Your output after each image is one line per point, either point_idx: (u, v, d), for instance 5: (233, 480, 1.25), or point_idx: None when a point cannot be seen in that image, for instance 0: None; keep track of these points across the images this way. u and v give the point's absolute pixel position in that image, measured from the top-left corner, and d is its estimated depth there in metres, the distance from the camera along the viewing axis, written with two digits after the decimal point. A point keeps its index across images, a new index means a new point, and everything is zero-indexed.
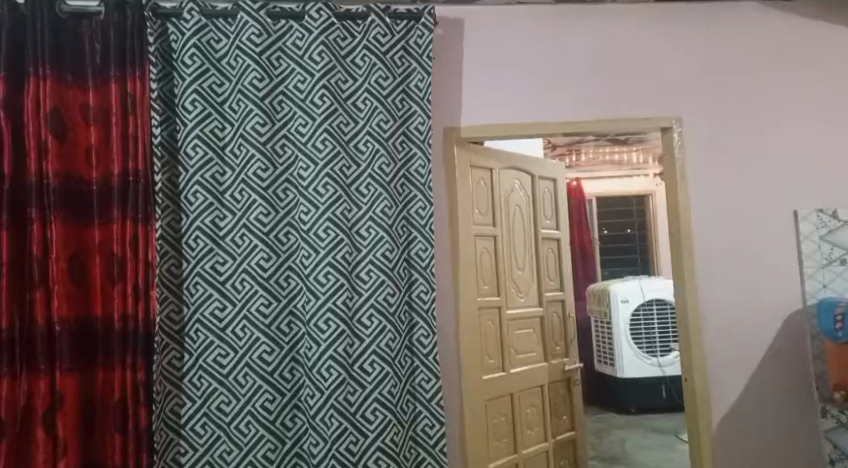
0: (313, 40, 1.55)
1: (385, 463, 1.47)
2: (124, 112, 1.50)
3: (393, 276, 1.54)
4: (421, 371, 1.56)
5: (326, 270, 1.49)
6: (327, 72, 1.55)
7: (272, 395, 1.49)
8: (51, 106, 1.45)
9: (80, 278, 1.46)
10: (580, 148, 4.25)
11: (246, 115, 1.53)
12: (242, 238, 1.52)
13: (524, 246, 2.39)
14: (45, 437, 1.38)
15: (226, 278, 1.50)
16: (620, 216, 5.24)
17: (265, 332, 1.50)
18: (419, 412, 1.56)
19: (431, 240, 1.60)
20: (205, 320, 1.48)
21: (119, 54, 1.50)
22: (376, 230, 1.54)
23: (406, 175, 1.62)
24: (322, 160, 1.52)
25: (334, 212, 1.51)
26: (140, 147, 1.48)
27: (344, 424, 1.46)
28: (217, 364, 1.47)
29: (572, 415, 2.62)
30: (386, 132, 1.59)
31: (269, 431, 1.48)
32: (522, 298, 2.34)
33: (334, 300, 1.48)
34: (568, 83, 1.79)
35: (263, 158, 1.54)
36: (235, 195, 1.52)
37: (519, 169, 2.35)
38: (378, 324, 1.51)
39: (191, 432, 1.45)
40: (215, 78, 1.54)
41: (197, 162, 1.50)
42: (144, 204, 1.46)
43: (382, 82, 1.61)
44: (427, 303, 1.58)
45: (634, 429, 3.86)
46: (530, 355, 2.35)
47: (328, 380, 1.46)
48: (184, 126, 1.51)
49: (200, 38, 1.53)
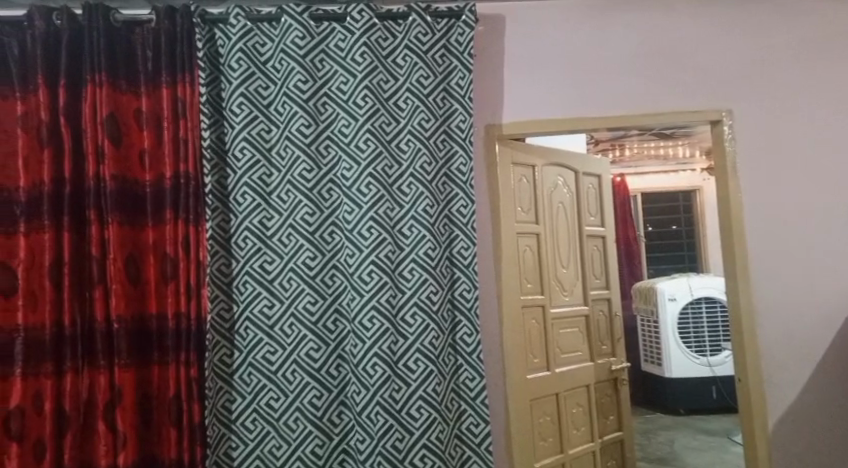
0: (355, 41, 1.57)
1: (431, 460, 1.47)
2: (175, 116, 1.55)
3: (436, 274, 1.54)
4: (465, 369, 1.57)
5: (369, 268, 1.50)
6: (369, 73, 1.56)
7: (319, 392, 1.51)
8: (107, 112, 1.51)
9: (136, 277, 1.51)
10: (624, 143, 4.17)
11: (292, 117, 1.56)
12: (289, 238, 1.54)
13: (569, 244, 2.36)
14: (106, 430, 1.44)
15: (274, 277, 1.53)
16: (666, 212, 5.11)
17: (311, 329, 1.53)
18: (464, 410, 1.56)
19: (473, 238, 1.60)
20: (254, 318, 1.51)
21: (170, 60, 1.55)
22: (419, 229, 1.55)
23: (447, 173, 1.62)
24: (365, 160, 1.53)
25: (377, 211, 1.52)
26: (191, 148, 1.52)
27: (389, 422, 1.47)
28: (266, 361, 1.50)
29: (619, 416, 2.57)
30: (427, 131, 1.59)
31: (317, 426, 1.50)
32: (567, 296, 2.31)
33: (378, 299, 1.49)
34: (611, 77, 1.76)
35: (308, 159, 1.56)
36: (281, 196, 1.55)
37: (563, 165, 2.32)
38: (421, 322, 1.51)
39: (242, 426, 1.49)
40: (261, 81, 1.58)
41: (245, 164, 1.54)
42: (195, 205, 1.52)
43: (423, 81, 1.61)
44: (471, 302, 1.58)
45: (683, 430, 3.76)
46: (575, 354, 2.32)
47: (373, 377, 1.47)
48: (232, 128, 1.54)
49: (246, 42, 1.57)
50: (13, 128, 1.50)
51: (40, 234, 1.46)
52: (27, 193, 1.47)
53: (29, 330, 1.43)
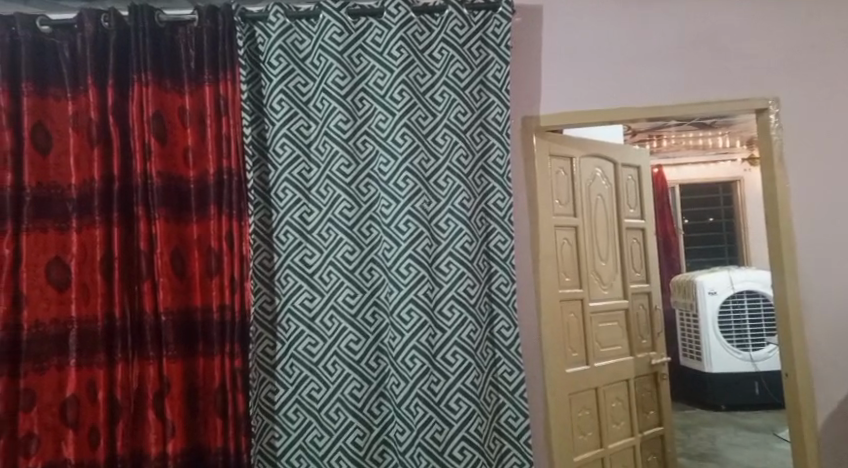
0: (391, 35, 1.58)
1: (470, 453, 1.48)
2: (218, 114, 1.59)
3: (474, 267, 1.54)
4: (504, 363, 1.56)
5: (407, 262, 1.51)
6: (406, 67, 1.57)
7: (360, 383, 1.53)
8: (153, 111, 1.55)
9: (182, 272, 1.55)
10: (662, 134, 4.08)
11: (330, 113, 1.57)
12: (328, 232, 1.56)
13: (607, 237, 2.33)
14: (156, 419, 1.49)
15: (314, 270, 1.56)
16: (705, 204, 5.00)
17: (351, 322, 1.54)
18: (502, 404, 1.56)
19: (510, 231, 1.59)
20: (296, 310, 1.55)
21: (212, 60, 1.59)
22: (456, 223, 1.55)
23: (484, 167, 1.61)
24: (402, 154, 1.54)
25: (415, 205, 1.52)
26: (233, 146, 1.56)
27: (429, 413, 1.49)
28: (307, 352, 1.53)
29: (658, 411, 2.54)
30: (464, 124, 1.59)
31: (358, 418, 1.52)
32: (606, 290, 2.29)
33: (416, 292, 1.50)
34: (652, 66, 1.72)
35: (346, 154, 1.57)
36: (321, 191, 1.57)
37: (601, 157, 2.29)
38: (459, 315, 1.52)
39: (285, 417, 1.53)
40: (300, 78, 1.60)
41: (286, 160, 1.57)
42: (237, 201, 1.54)
43: (460, 74, 1.60)
44: (508, 295, 1.57)
45: (725, 426, 3.68)
46: (615, 349, 2.29)
47: (412, 370, 1.49)
48: (273, 125, 1.57)
49: (285, 39, 1.59)
50: (64, 127, 1.55)
51: (92, 229, 1.52)
52: (78, 190, 1.52)
53: (82, 322, 1.48)
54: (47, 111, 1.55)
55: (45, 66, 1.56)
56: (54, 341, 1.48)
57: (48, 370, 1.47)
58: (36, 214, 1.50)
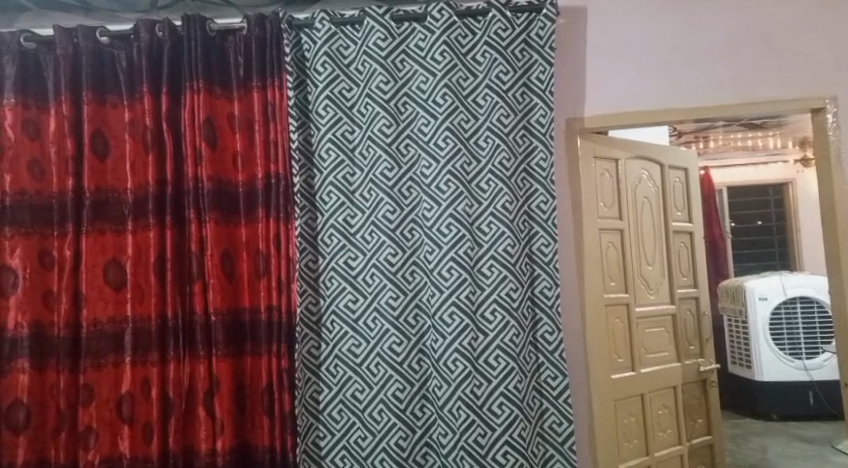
0: (435, 40, 1.59)
1: (514, 457, 1.47)
2: (266, 120, 1.63)
3: (516, 270, 1.53)
4: (547, 368, 1.55)
5: (449, 265, 1.52)
6: (449, 71, 1.58)
7: (402, 385, 1.54)
8: (204, 116, 1.60)
9: (231, 272, 1.60)
10: (709, 135, 3.97)
11: (374, 117, 1.59)
12: (371, 235, 1.58)
13: (654, 240, 2.28)
14: (206, 416, 1.54)
15: (357, 272, 1.58)
16: (755, 206, 4.84)
17: (394, 324, 1.55)
18: (546, 409, 1.54)
19: (554, 234, 1.57)
20: (340, 312, 1.57)
21: (261, 66, 1.63)
22: (498, 225, 1.54)
23: (527, 169, 1.60)
24: (444, 157, 1.55)
25: (457, 208, 1.53)
26: (281, 151, 1.60)
27: (471, 417, 1.48)
28: (351, 353, 1.55)
29: (707, 418, 2.47)
30: (507, 126, 1.58)
31: (401, 419, 1.53)
32: (653, 295, 2.25)
33: (458, 295, 1.50)
34: (702, 65, 1.69)
35: (389, 158, 1.59)
36: (364, 194, 1.59)
37: (647, 159, 2.25)
38: (501, 318, 1.51)
39: (329, 417, 1.54)
40: (344, 83, 1.62)
41: (330, 165, 1.59)
42: (285, 204, 1.59)
43: (503, 77, 1.59)
44: (552, 299, 1.55)
45: (778, 437, 3.55)
46: (662, 355, 2.25)
47: (454, 372, 1.49)
48: (319, 130, 1.60)
49: (330, 45, 1.62)
50: (121, 134, 1.62)
51: (146, 232, 1.58)
52: (134, 193, 1.58)
53: (136, 322, 1.54)
54: (105, 118, 1.61)
55: (104, 75, 1.62)
56: (111, 338, 1.54)
57: (105, 367, 1.53)
58: (95, 216, 1.57)
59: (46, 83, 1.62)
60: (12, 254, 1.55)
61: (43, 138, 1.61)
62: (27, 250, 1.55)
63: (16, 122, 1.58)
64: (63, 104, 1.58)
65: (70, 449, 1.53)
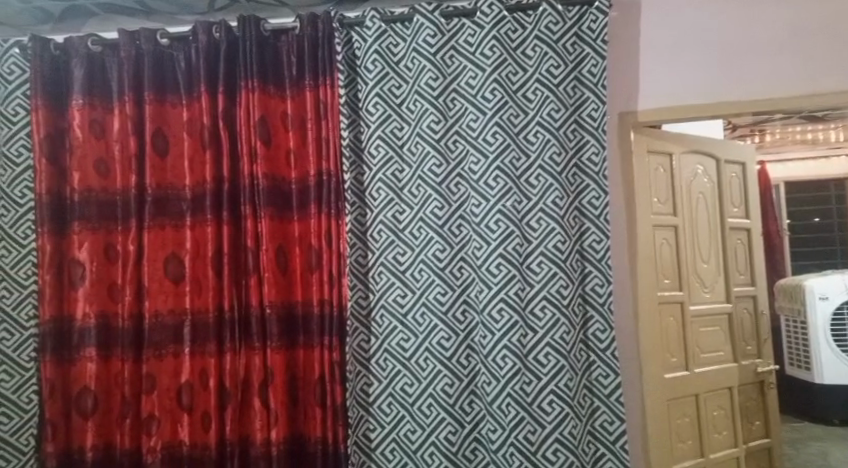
0: (484, 35, 1.58)
1: (564, 455, 1.46)
2: (318, 117, 1.67)
3: (566, 267, 1.51)
4: (598, 366, 1.53)
5: (497, 261, 1.51)
6: (498, 66, 1.57)
7: (451, 380, 1.54)
8: (258, 115, 1.64)
9: (285, 267, 1.64)
10: (766, 128, 3.84)
11: (423, 114, 1.59)
12: (420, 231, 1.59)
13: (709, 237, 2.22)
14: (261, 406, 1.57)
15: (405, 268, 1.58)
16: (814, 203, 4.64)
17: (442, 319, 1.56)
18: (597, 407, 1.52)
19: (605, 230, 1.55)
20: (389, 306, 1.58)
21: (313, 65, 1.67)
22: (548, 221, 1.52)
23: (578, 164, 1.57)
24: (493, 153, 1.55)
25: (505, 204, 1.52)
26: (332, 148, 1.63)
27: (521, 413, 1.47)
28: (400, 348, 1.56)
29: (765, 421, 2.40)
30: (557, 121, 1.55)
31: (450, 413, 1.53)
32: (707, 293, 2.19)
33: (507, 291, 1.50)
34: (761, 56, 1.63)
35: (437, 154, 1.59)
36: (412, 191, 1.60)
37: (703, 153, 2.18)
38: (552, 315, 1.49)
39: (379, 409, 1.55)
40: (394, 81, 1.63)
41: (380, 161, 1.60)
42: (336, 200, 1.62)
43: (553, 71, 1.57)
44: (604, 297, 1.53)
45: (840, 443, 3.40)
46: (717, 355, 2.19)
47: (504, 369, 1.49)
48: (368, 127, 1.61)
49: (381, 43, 1.63)
50: (179, 133, 1.67)
51: (204, 227, 1.64)
52: (193, 190, 1.64)
53: (195, 313, 1.60)
54: (165, 117, 1.67)
55: (164, 76, 1.68)
56: (171, 330, 1.60)
57: (166, 357, 1.60)
58: (155, 213, 1.63)
59: (110, 84, 1.69)
60: (79, 248, 1.61)
61: (108, 137, 1.68)
62: (94, 245, 1.62)
63: (84, 121, 1.65)
64: (127, 105, 1.65)
65: (134, 434, 1.59)
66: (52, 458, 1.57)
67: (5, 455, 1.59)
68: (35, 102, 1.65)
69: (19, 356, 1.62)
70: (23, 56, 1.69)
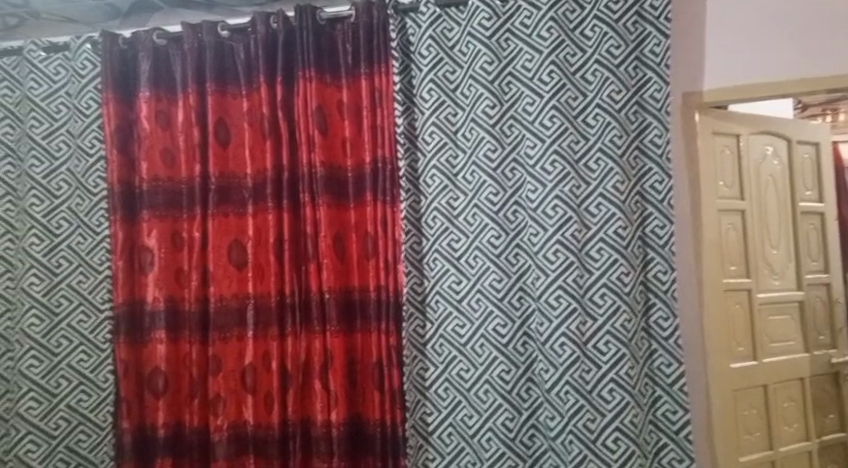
0: (541, 16, 1.55)
1: (625, 444, 1.42)
2: (373, 106, 1.68)
3: (628, 254, 1.47)
4: (660, 355, 1.49)
5: (555, 247, 1.49)
6: (556, 47, 1.53)
7: (508, 366, 1.54)
8: (315, 104, 1.66)
9: (343, 254, 1.66)
10: (839, 107, 3.63)
11: (478, 99, 1.58)
12: (474, 217, 1.58)
13: (779, 222, 2.13)
14: (322, 389, 1.61)
15: (460, 254, 1.58)
16: None
17: (498, 305, 1.55)
18: (659, 396, 1.49)
19: (669, 215, 1.50)
20: (444, 292, 1.58)
21: (368, 52, 1.68)
22: (608, 207, 1.49)
23: (640, 146, 1.53)
24: (550, 137, 1.51)
25: (563, 189, 1.49)
26: (387, 135, 1.64)
27: (581, 401, 1.45)
28: (456, 334, 1.57)
29: (838, 414, 2.31)
30: (618, 103, 1.51)
31: (507, 400, 1.53)
32: (777, 280, 2.10)
33: (565, 278, 1.47)
34: (825, 31, 1.58)
35: (492, 139, 1.57)
36: (467, 177, 1.59)
37: (773, 134, 2.08)
38: (612, 303, 1.46)
39: (436, 394, 1.56)
40: (448, 66, 1.61)
41: (434, 148, 1.60)
42: (391, 187, 1.64)
43: (613, 51, 1.52)
44: (667, 284, 1.49)
45: None
46: (787, 344, 2.10)
47: (562, 357, 1.47)
48: (423, 114, 1.60)
49: (435, 28, 1.61)
50: (240, 122, 1.72)
51: (265, 214, 1.68)
52: (254, 179, 1.69)
53: (258, 298, 1.65)
54: (227, 108, 1.72)
55: (225, 68, 1.73)
56: (235, 314, 1.66)
57: (231, 339, 1.65)
58: (219, 200, 1.68)
59: (174, 77, 1.75)
60: (148, 235, 1.69)
61: (173, 128, 1.74)
62: (162, 232, 1.69)
63: (150, 113, 1.71)
64: (191, 97, 1.70)
65: (202, 414, 1.67)
66: (127, 434, 1.65)
67: (85, 429, 1.69)
68: (105, 96, 1.72)
69: (95, 337, 1.71)
70: (94, 51, 1.77)
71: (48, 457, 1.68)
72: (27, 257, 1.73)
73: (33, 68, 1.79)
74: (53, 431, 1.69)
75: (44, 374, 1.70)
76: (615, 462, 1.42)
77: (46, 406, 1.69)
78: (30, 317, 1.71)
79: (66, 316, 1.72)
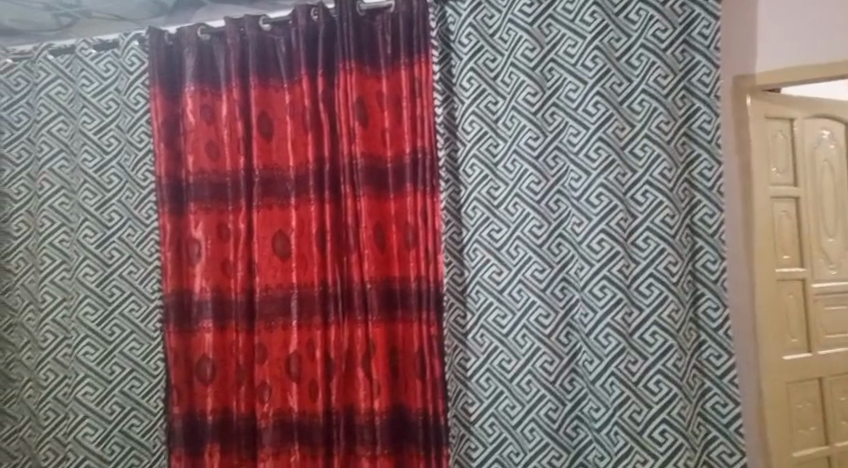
0: (584, 2, 1.52)
1: (672, 436, 1.40)
2: (413, 96, 1.67)
3: (676, 243, 1.43)
4: (710, 346, 1.45)
5: (600, 237, 1.47)
6: (599, 33, 1.50)
7: (551, 357, 1.51)
8: (356, 96, 1.67)
9: (382, 245, 1.68)
10: None
11: (519, 86, 1.56)
12: (515, 207, 1.56)
13: (834, 210, 2.07)
14: (365, 378, 1.63)
15: (501, 244, 1.56)
16: None
17: (540, 296, 1.53)
18: (708, 388, 1.45)
19: (719, 203, 1.45)
20: (485, 283, 1.56)
21: (408, 42, 1.68)
22: (655, 195, 1.45)
23: (687, 132, 1.47)
24: (594, 124, 1.49)
25: (608, 177, 1.46)
26: (428, 125, 1.64)
27: (626, 393, 1.43)
28: (497, 324, 1.55)
29: None
30: (665, 88, 1.46)
31: (550, 391, 1.51)
32: (833, 270, 2.05)
33: (610, 268, 1.45)
34: None
35: (534, 126, 1.55)
36: (507, 166, 1.57)
37: (829, 117, 2.00)
38: (659, 293, 1.43)
39: (477, 384, 1.55)
40: (489, 54, 1.58)
41: (474, 136, 1.58)
42: (430, 178, 1.64)
43: (660, 35, 1.48)
44: (716, 274, 1.44)
45: None
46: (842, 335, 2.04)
47: (607, 348, 1.44)
48: (462, 103, 1.59)
49: (475, 16, 1.59)
50: (283, 114, 1.74)
51: (308, 205, 1.70)
52: (297, 171, 1.71)
53: (301, 288, 1.68)
54: (269, 101, 1.74)
55: (267, 62, 1.75)
56: (280, 303, 1.69)
57: (276, 328, 1.69)
58: (264, 192, 1.71)
59: (218, 72, 1.78)
60: (195, 226, 1.73)
61: (216, 121, 1.77)
62: (208, 224, 1.73)
63: (196, 107, 1.75)
64: (234, 90, 1.74)
65: (249, 401, 1.70)
66: (178, 419, 1.70)
67: (138, 414, 1.75)
68: (153, 91, 1.78)
69: (146, 325, 1.76)
70: (142, 48, 1.81)
71: (103, 440, 1.75)
72: (82, 249, 1.80)
73: (85, 66, 1.85)
74: (108, 416, 1.76)
75: (99, 361, 1.78)
76: (661, 454, 1.40)
77: (101, 392, 1.77)
78: (85, 306, 1.79)
79: (118, 305, 1.78)
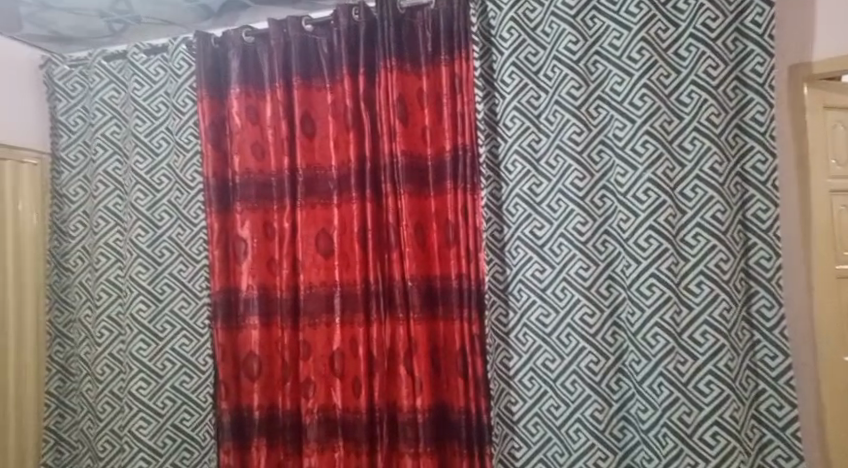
0: None
1: (725, 439, 1.35)
2: (454, 91, 1.66)
3: (727, 240, 1.39)
4: (764, 346, 1.40)
5: (647, 234, 1.43)
6: (646, 23, 1.46)
7: (596, 357, 1.48)
8: (396, 94, 1.68)
9: (422, 243, 1.68)
10: None
11: (563, 80, 1.53)
12: (559, 203, 1.53)
13: None
14: (407, 376, 1.64)
15: (544, 242, 1.54)
16: None
17: (585, 294, 1.50)
18: (763, 390, 1.39)
19: (773, 198, 1.39)
20: (527, 281, 1.54)
21: (448, 37, 1.67)
22: (704, 189, 1.41)
23: (740, 125, 1.42)
24: (641, 117, 1.45)
25: (656, 172, 1.43)
26: (468, 122, 1.63)
27: (675, 394, 1.39)
28: (540, 323, 1.52)
29: None
30: (715, 79, 1.41)
31: (596, 391, 1.48)
32: None
33: (658, 266, 1.41)
34: None
35: (578, 121, 1.52)
36: (551, 162, 1.54)
37: None
38: (710, 291, 1.39)
39: (520, 383, 1.52)
40: (531, 48, 1.56)
41: (515, 132, 1.55)
42: (471, 175, 1.63)
43: (710, 24, 1.42)
44: (771, 271, 1.39)
45: None
46: None
47: (655, 348, 1.41)
48: (503, 98, 1.56)
49: (517, 10, 1.56)
50: (325, 114, 1.76)
51: (349, 204, 1.72)
52: (338, 170, 1.73)
53: (344, 286, 1.70)
54: (312, 101, 1.77)
55: (311, 62, 1.77)
56: (324, 300, 1.72)
57: (319, 325, 1.71)
58: (307, 192, 1.74)
59: (262, 73, 1.81)
60: (241, 225, 1.77)
61: (261, 121, 1.80)
62: (254, 222, 1.77)
63: (241, 108, 1.79)
64: (278, 90, 1.77)
65: (294, 397, 1.73)
66: (226, 414, 1.75)
67: (188, 408, 1.80)
68: (200, 93, 1.82)
69: (195, 322, 1.82)
70: (190, 52, 1.86)
71: (156, 433, 1.82)
72: (134, 248, 1.87)
73: (136, 70, 1.91)
74: (161, 410, 1.82)
75: (151, 357, 1.84)
76: (713, 457, 1.35)
77: (154, 387, 1.83)
78: (138, 303, 1.86)
79: (169, 302, 1.84)
